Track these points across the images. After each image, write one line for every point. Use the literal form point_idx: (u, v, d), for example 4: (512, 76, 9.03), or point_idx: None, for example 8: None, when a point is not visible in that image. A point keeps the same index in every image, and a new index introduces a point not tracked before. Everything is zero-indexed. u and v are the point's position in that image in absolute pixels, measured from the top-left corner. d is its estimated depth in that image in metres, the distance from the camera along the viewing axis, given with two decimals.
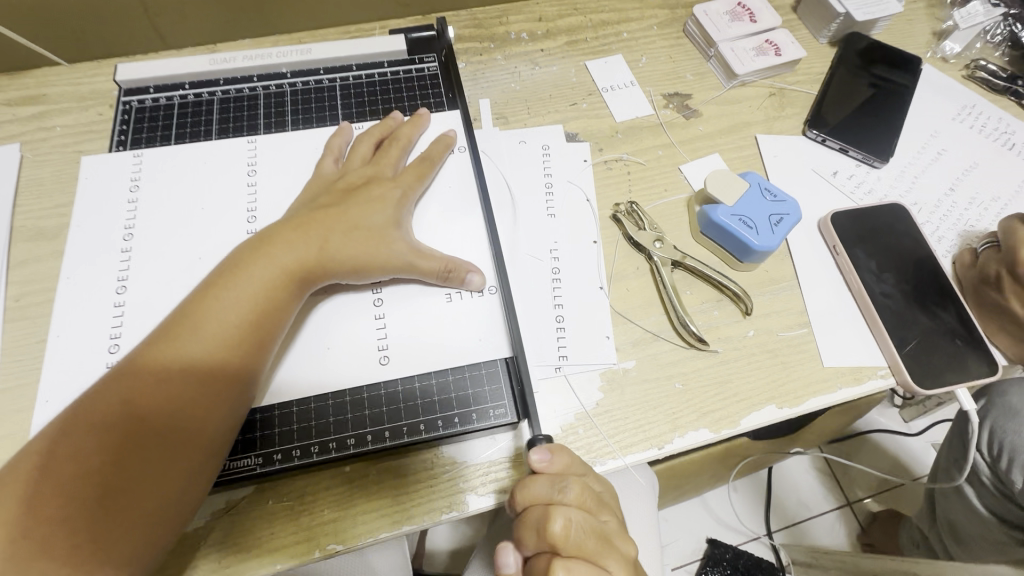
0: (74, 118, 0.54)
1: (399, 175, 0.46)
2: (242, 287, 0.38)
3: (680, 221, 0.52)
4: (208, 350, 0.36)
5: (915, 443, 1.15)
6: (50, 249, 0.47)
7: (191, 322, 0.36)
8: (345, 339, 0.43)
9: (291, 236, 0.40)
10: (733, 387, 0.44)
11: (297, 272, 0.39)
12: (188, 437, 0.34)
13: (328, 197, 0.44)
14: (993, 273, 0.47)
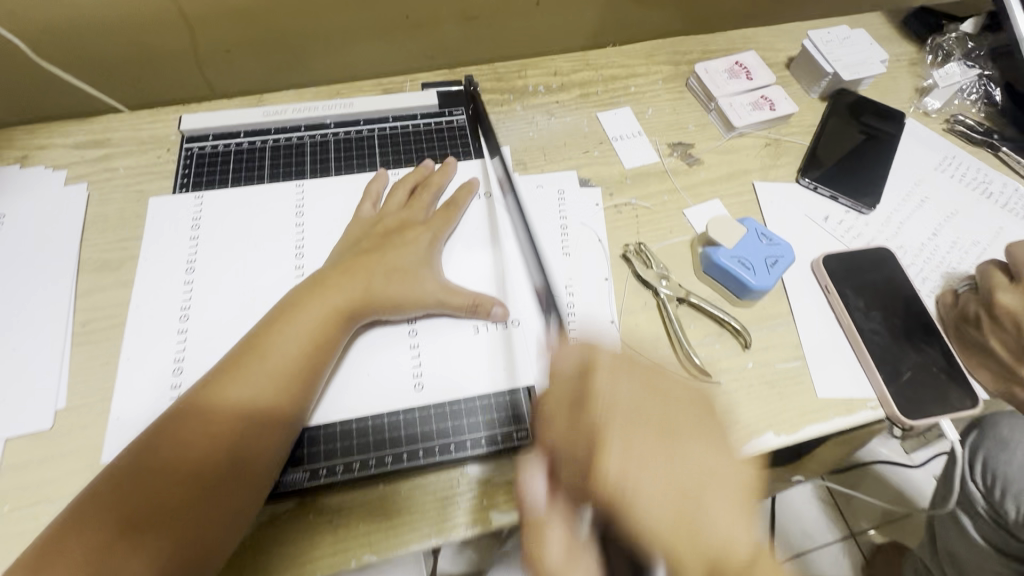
0: (135, 161, 0.60)
1: (429, 220, 0.53)
2: (299, 327, 0.44)
3: (684, 261, 0.56)
4: (270, 382, 0.41)
5: (917, 475, 1.17)
6: (113, 279, 0.52)
7: (256, 357, 0.42)
8: (381, 368, 0.47)
9: (339, 279, 0.47)
10: (734, 415, 0.48)
11: (344, 311, 0.45)
12: (253, 460, 0.40)
13: (369, 240, 0.50)
14: (973, 313, 0.52)
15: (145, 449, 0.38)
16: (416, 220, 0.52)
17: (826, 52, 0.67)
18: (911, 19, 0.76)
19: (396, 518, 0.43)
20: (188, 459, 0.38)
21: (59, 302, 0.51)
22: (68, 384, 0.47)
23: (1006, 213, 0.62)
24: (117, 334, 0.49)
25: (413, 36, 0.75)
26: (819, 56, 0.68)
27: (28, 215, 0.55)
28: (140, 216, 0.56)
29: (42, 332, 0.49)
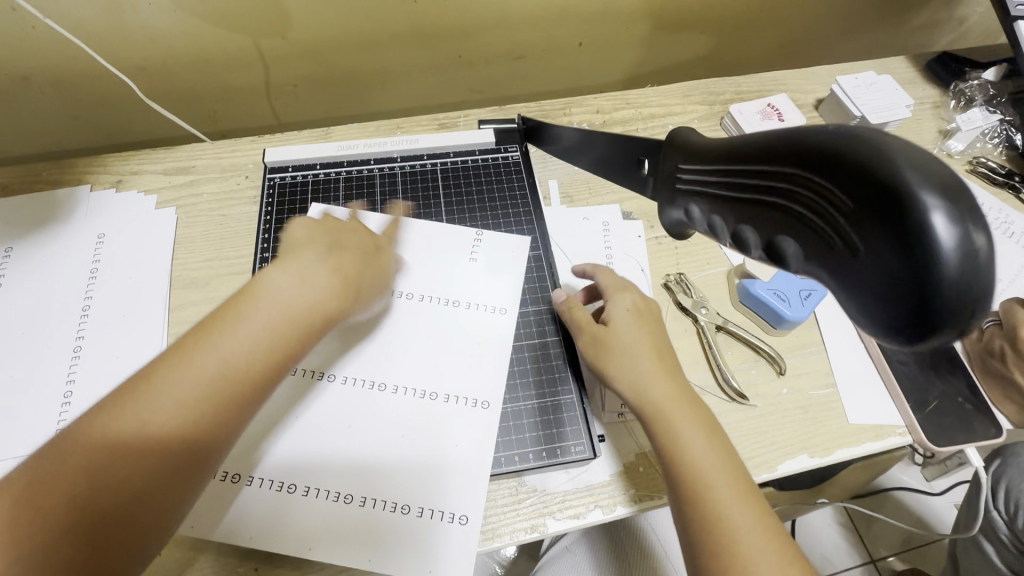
0: (217, 187, 0.66)
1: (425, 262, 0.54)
2: (262, 315, 0.39)
3: (721, 291, 0.60)
4: (219, 376, 0.36)
5: (937, 502, 1.19)
6: (201, 295, 0.58)
7: (203, 347, 0.37)
8: (369, 404, 0.48)
9: (326, 280, 0.43)
10: (770, 437, 0.52)
11: (322, 313, 0.42)
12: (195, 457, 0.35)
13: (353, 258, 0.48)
14: (998, 347, 0.55)
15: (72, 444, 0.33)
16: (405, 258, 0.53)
17: (854, 97, 0.72)
18: (936, 64, 0.79)
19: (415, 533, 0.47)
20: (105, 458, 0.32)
21: (154, 315, 0.56)
22: None
23: None
24: None
25: (465, 73, 0.82)
26: (847, 100, 0.72)
27: (124, 235, 0.61)
28: (224, 238, 0.62)
29: (140, 342, 0.54)
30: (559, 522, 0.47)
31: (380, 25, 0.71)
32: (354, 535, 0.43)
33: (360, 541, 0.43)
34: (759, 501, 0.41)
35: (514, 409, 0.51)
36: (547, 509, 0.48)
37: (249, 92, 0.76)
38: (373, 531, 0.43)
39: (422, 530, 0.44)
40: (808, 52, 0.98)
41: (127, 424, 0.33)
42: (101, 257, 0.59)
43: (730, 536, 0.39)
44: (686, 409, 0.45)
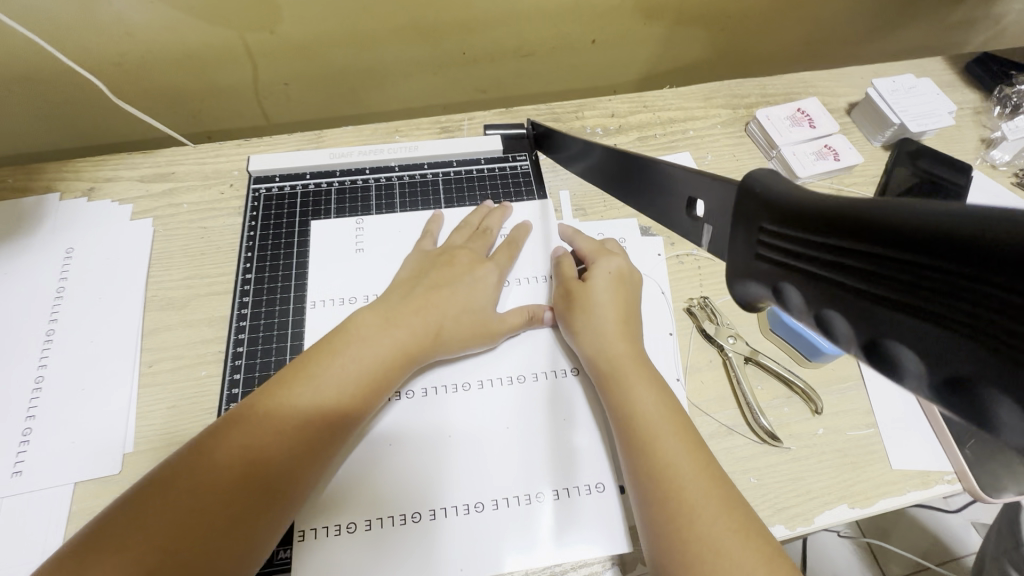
0: (199, 196, 0.60)
1: (493, 255, 0.53)
2: (354, 359, 0.43)
3: (750, 316, 0.55)
4: (317, 413, 0.40)
5: (955, 519, 1.14)
6: (178, 318, 0.53)
7: (306, 386, 0.41)
8: (447, 405, 0.47)
9: (405, 312, 0.46)
10: (806, 485, 0.47)
11: (398, 357, 0.44)
12: (285, 492, 0.38)
13: (436, 273, 0.50)
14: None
15: (190, 463, 0.37)
16: (481, 254, 0.52)
17: (892, 102, 0.66)
18: (977, 67, 0.74)
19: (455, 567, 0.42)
20: (211, 488, 0.36)
21: (125, 341, 0.51)
22: (136, 428, 0.47)
23: None
24: (184, 376, 0.50)
25: (469, 71, 0.76)
26: (884, 105, 0.66)
27: (95, 250, 0.56)
28: (205, 253, 0.56)
29: (109, 373, 0.49)
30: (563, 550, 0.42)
31: (378, 19, 0.65)
32: (428, 537, 0.42)
33: (436, 550, 0.42)
34: (703, 451, 0.41)
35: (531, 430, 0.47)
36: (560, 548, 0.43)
37: (237, 91, 0.71)
38: (447, 536, 0.42)
39: (499, 529, 0.43)
40: (834, 51, 0.92)
41: (234, 454, 0.38)
42: (69, 275, 0.54)
43: (673, 482, 0.39)
44: (636, 369, 0.45)
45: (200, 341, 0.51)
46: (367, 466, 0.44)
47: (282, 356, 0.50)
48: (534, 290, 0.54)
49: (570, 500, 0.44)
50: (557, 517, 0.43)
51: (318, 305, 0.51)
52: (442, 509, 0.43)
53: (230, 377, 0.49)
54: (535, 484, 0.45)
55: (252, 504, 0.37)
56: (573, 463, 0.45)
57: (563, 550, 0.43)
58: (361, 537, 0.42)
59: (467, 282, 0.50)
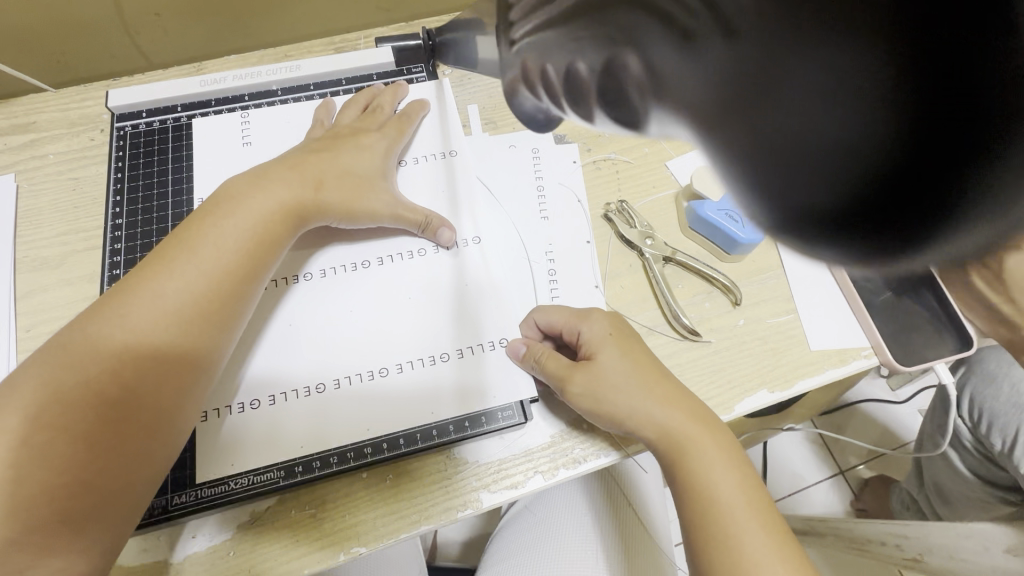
0: (66, 145, 0.54)
1: (381, 128, 0.49)
2: (199, 259, 0.37)
3: (669, 217, 0.53)
4: (173, 330, 0.35)
5: (903, 410, 1.20)
6: (54, 277, 0.48)
7: (146, 300, 0.35)
8: (346, 284, 0.45)
9: (283, 174, 0.42)
10: (726, 375, 0.47)
11: (266, 239, 0.39)
12: (162, 415, 0.34)
13: (319, 143, 0.46)
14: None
15: (60, 370, 0.32)
16: (368, 127, 0.48)
17: None
18: None
19: (406, 485, 0.41)
20: (61, 431, 0.31)
21: None
22: None
23: None
24: None
25: None
26: None
27: None
28: (79, 206, 0.51)
29: None
30: (470, 450, 0.42)
31: None
32: (346, 404, 0.41)
33: (358, 409, 0.41)
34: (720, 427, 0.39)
35: (434, 289, 0.46)
36: (473, 430, 0.42)
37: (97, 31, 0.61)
38: (365, 398, 0.42)
39: (414, 390, 0.42)
40: None
41: (105, 361, 0.33)
42: None
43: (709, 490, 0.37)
44: (632, 350, 0.41)
45: (82, 299, 0.47)
46: (277, 346, 0.43)
47: None
48: (435, 166, 0.51)
49: (474, 357, 0.44)
50: (468, 372, 0.43)
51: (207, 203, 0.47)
52: (348, 378, 0.42)
53: None
54: (440, 346, 0.44)
55: (124, 432, 0.32)
56: (474, 322, 0.45)
57: (485, 398, 0.43)
58: (271, 412, 0.41)
59: (352, 147, 0.45)
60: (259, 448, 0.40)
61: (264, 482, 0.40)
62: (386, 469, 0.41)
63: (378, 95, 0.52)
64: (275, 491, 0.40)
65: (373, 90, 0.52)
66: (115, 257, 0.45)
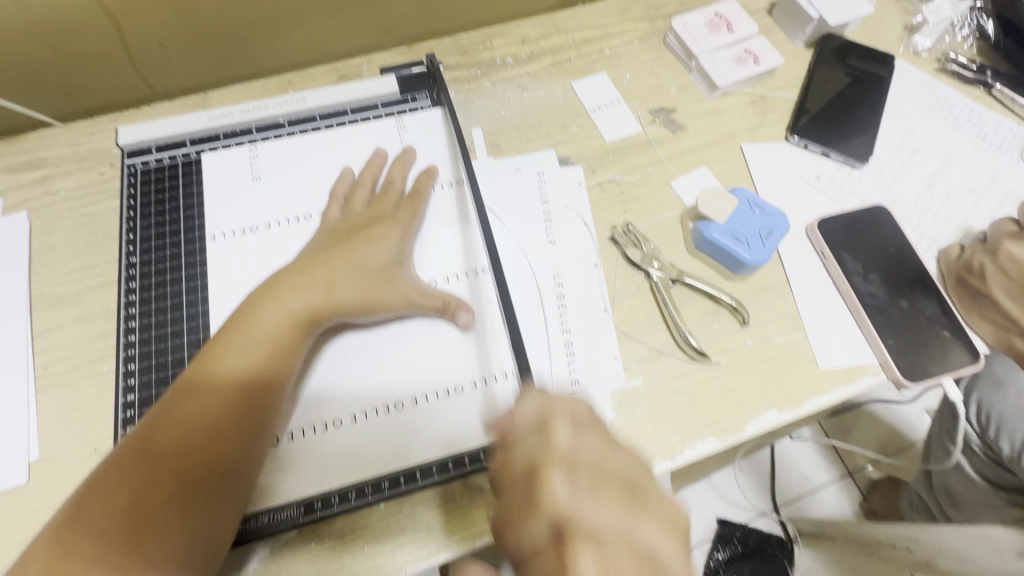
0: (76, 180, 0.55)
1: (395, 211, 0.48)
2: (256, 336, 0.39)
3: (675, 238, 0.53)
4: (234, 406, 0.38)
5: (909, 409, 1.21)
6: (70, 314, 0.49)
7: (214, 380, 0.38)
8: (366, 358, 0.45)
9: (296, 281, 0.42)
10: (735, 396, 0.47)
11: (304, 315, 0.41)
12: (223, 486, 0.37)
13: (332, 240, 0.45)
14: (977, 264, 0.50)
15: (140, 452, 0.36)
16: (382, 213, 0.47)
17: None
18: None
19: (422, 515, 0.42)
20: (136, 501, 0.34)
21: (16, 345, 0.47)
22: (41, 434, 0.44)
23: (1001, 153, 0.59)
24: (85, 375, 0.46)
25: None
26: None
27: None
28: (91, 242, 0.52)
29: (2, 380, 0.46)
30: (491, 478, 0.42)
31: None
32: (361, 438, 0.42)
33: (371, 445, 0.42)
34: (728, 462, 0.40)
35: (450, 354, 0.45)
36: (490, 461, 0.42)
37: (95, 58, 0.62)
38: (379, 434, 0.42)
39: (430, 427, 0.43)
40: None
41: (174, 442, 0.36)
42: None
43: None
44: None
45: (98, 336, 0.48)
46: (304, 411, 0.43)
47: (176, 340, 0.45)
48: (443, 195, 0.51)
49: (485, 391, 0.44)
50: (482, 408, 0.43)
51: (218, 238, 0.47)
52: (364, 415, 0.43)
53: (124, 368, 0.44)
54: (449, 378, 0.44)
55: (189, 504, 0.35)
56: (484, 351, 0.45)
57: None
58: (287, 447, 0.42)
59: (368, 241, 0.45)
60: (278, 483, 0.41)
61: (284, 518, 0.40)
62: (404, 500, 0.42)
63: (386, 140, 0.52)
64: (295, 526, 0.41)
65: (377, 161, 0.50)
66: (129, 294, 0.46)
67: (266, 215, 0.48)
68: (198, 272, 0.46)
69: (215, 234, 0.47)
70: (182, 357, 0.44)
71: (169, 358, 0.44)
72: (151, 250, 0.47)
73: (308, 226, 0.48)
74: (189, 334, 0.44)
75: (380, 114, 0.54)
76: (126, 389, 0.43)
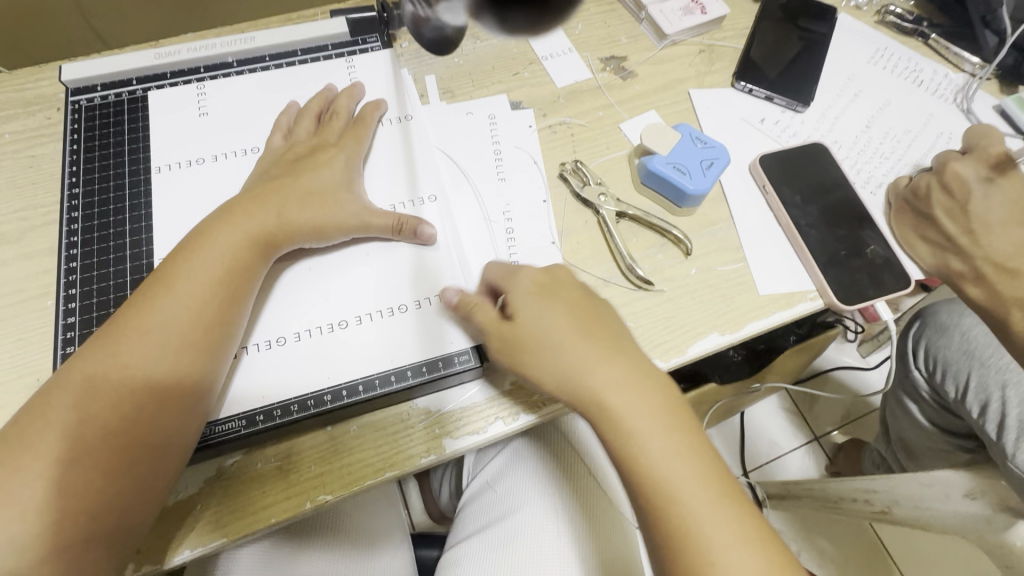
0: (22, 124, 0.54)
1: (340, 138, 0.49)
2: (207, 260, 0.39)
3: (623, 175, 0.55)
4: (191, 330, 0.37)
5: (873, 376, 1.24)
6: (13, 251, 0.48)
7: (171, 303, 0.38)
8: (315, 282, 0.45)
9: (247, 208, 0.42)
10: (679, 320, 0.49)
11: (258, 236, 0.41)
12: (179, 408, 0.36)
13: (278, 167, 0.46)
14: (924, 186, 0.53)
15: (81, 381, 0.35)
16: (329, 140, 0.48)
17: None
18: None
19: (369, 436, 0.43)
20: (92, 420, 0.34)
21: None
22: None
23: (936, 98, 0.62)
24: (28, 309, 0.46)
25: None
26: None
27: None
28: (37, 183, 0.51)
29: None
30: (434, 399, 0.44)
31: None
32: (306, 358, 0.43)
33: (314, 363, 0.42)
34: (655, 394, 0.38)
35: (398, 277, 0.45)
36: (434, 375, 0.43)
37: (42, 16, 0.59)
38: (324, 351, 0.43)
39: (377, 342, 0.43)
40: None
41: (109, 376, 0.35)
42: None
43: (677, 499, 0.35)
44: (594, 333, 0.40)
45: (42, 272, 0.47)
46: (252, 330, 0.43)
47: (120, 268, 0.45)
48: (392, 130, 0.52)
49: (432, 309, 0.45)
50: (428, 323, 0.44)
51: (164, 171, 0.48)
52: (309, 332, 0.43)
53: (66, 294, 0.44)
54: (395, 300, 0.45)
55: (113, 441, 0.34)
56: (428, 274, 0.46)
57: (445, 346, 0.44)
58: (236, 366, 0.42)
59: (314, 167, 0.46)
60: (226, 397, 0.41)
61: (227, 431, 0.40)
62: (351, 421, 0.43)
63: (336, 79, 0.53)
64: (238, 440, 0.41)
65: (326, 95, 0.51)
66: (72, 224, 0.46)
67: (212, 149, 0.49)
68: (143, 203, 0.46)
69: (161, 167, 0.48)
70: (124, 282, 0.44)
71: (112, 283, 0.44)
72: (95, 183, 0.47)
73: (254, 159, 0.49)
74: (132, 261, 0.45)
75: (331, 57, 0.54)
76: (67, 314, 0.44)
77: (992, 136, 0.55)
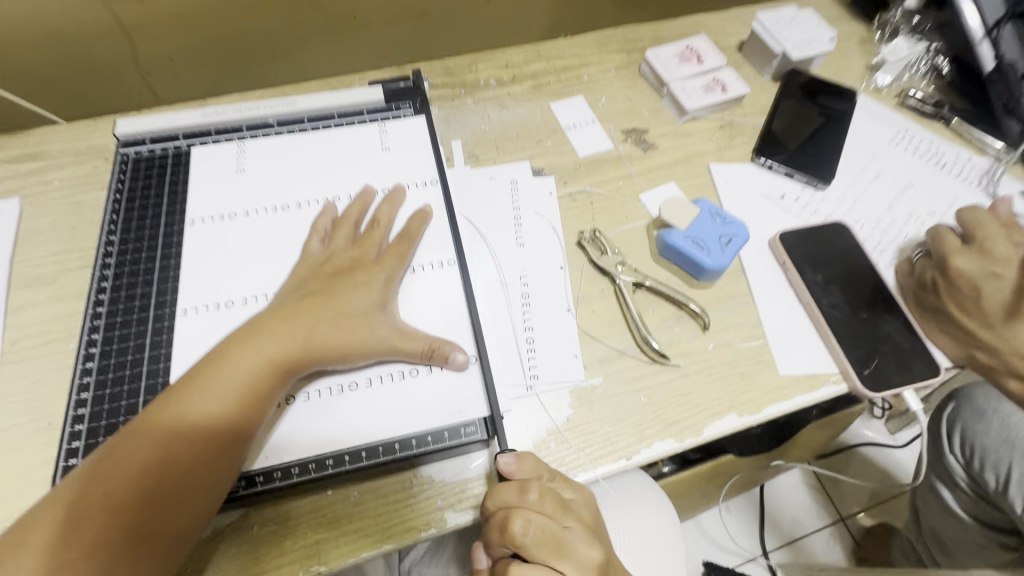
0: (71, 172, 0.57)
1: (381, 256, 0.47)
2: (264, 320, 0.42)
3: (641, 246, 0.55)
4: (224, 399, 0.38)
5: (902, 455, 1.17)
6: (45, 293, 0.50)
7: (210, 369, 0.39)
8: None
9: (275, 327, 0.41)
10: (695, 399, 0.47)
11: (281, 362, 0.40)
12: (208, 468, 0.37)
13: (316, 282, 0.45)
14: (929, 279, 0.51)
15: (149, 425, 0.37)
16: (368, 258, 0.47)
17: (775, 32, 0.66)
18: None
19: (370, 503, 0.41)
20: (132, 469, 0.35)
21: None
22: None
23: (959, 181, 0.62)
24: (51, 351, 0.47)
25: None
26: (768, 36, 0.66)
27: None
28: (77, 228, 0.54)
29: None
30: (441, 467, 0.43)
31: None
32: (310, 421, 0.42)
33: (318, 426, 0.42)
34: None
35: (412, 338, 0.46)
36: (435, 446, 0.42)
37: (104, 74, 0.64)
38: (327, 413, 0.42)
39: (382, 405, 0.43)
40: None
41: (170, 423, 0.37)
42: None
43: None
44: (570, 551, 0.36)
45: (69, 314, 0.49)
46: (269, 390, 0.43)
47: (142, 314, 0.46)
48: (422, 193, 0.53)
49: (440, 374, 0.44)
50: (434, 393, 0.43)
51: (196, 223, 0.50)
52: (318, 393, 0.43)
53: (88, 338, 0.45)
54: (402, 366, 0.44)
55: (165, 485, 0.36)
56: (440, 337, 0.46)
57: (450, 412, 0.43)
58: None
59: (349, 284, 0.44)
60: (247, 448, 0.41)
61: None
62: (351, 485, 0.42)
63: (367, 142, 0.55)
64: (236, 500, 0.40)
65: (367, 198, 0.50)
66: (104, 269, 0.48)
67: (245, 204, 0.51)
68: (173, 253, 0.48)
69: (194, 219, 0.50)
70: (145, 329, 0.45)
71: (133, 330, 0.45)
72: (130, 231, 0.50)
73: (283, 215, 0.50)
74: (155, 308, 0.46)
75: (365, 121, 0.57)
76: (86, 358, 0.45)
77: (986, 225, 0.52)
